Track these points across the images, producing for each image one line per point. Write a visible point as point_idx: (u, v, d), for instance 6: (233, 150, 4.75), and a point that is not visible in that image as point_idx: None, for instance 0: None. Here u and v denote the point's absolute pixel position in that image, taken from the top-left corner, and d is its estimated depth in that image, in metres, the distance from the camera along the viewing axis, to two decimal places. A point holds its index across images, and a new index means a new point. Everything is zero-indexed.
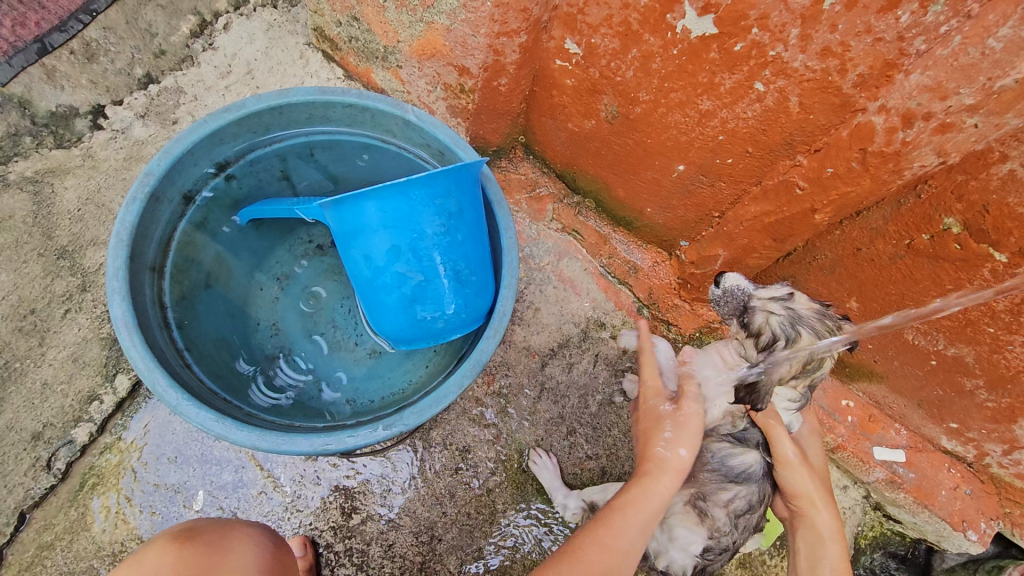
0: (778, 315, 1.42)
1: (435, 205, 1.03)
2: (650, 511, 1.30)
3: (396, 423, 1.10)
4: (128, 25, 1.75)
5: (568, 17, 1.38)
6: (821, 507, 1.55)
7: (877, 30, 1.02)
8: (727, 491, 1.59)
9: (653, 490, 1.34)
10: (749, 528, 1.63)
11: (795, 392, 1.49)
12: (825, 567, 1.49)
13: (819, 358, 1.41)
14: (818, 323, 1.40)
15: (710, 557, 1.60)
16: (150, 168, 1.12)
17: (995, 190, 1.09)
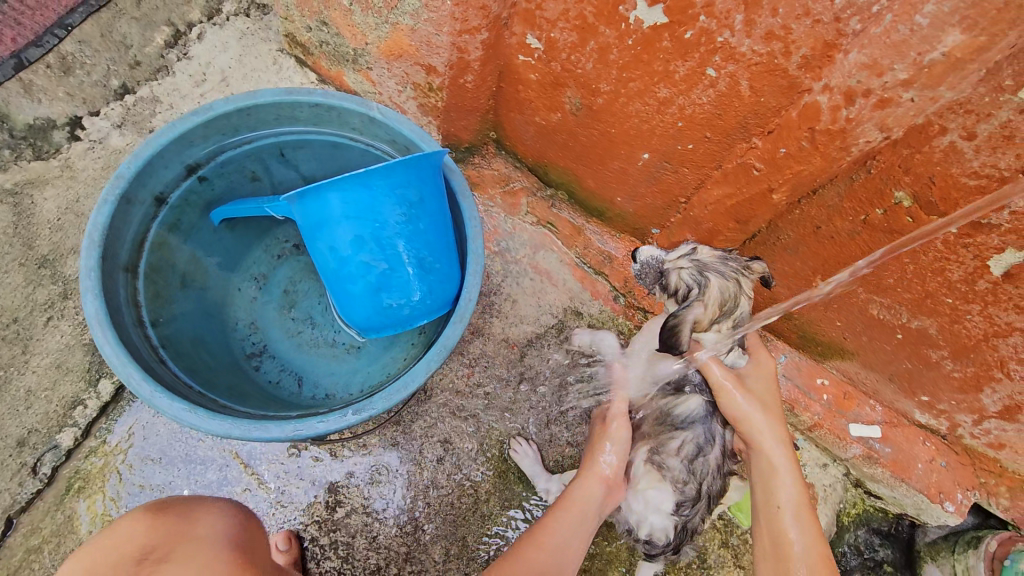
0: (686, 268, 1.57)
1: (396, 195, 1.07)
2: (576, 517, 1.45)
3: (366, 408, 1.14)
4: (102, 37, 1.80)
5: (527, 14, 1.42)
6: (767, 435, 1.45)
7: (814, 12, 1.06)
8: (675, 439, 1.63)
9: (576, 496, 1.50)
10: (713, 470, 1.63)
11: (721, 334, 1.54)
12: (782, 497, 1.37)
13: (732, 297, 1.51)
14: (721, 265, 1.55)
15: (687, 511, 1.61)
16: (120, 171, 1.15)
17: (939, 162, 1.14)
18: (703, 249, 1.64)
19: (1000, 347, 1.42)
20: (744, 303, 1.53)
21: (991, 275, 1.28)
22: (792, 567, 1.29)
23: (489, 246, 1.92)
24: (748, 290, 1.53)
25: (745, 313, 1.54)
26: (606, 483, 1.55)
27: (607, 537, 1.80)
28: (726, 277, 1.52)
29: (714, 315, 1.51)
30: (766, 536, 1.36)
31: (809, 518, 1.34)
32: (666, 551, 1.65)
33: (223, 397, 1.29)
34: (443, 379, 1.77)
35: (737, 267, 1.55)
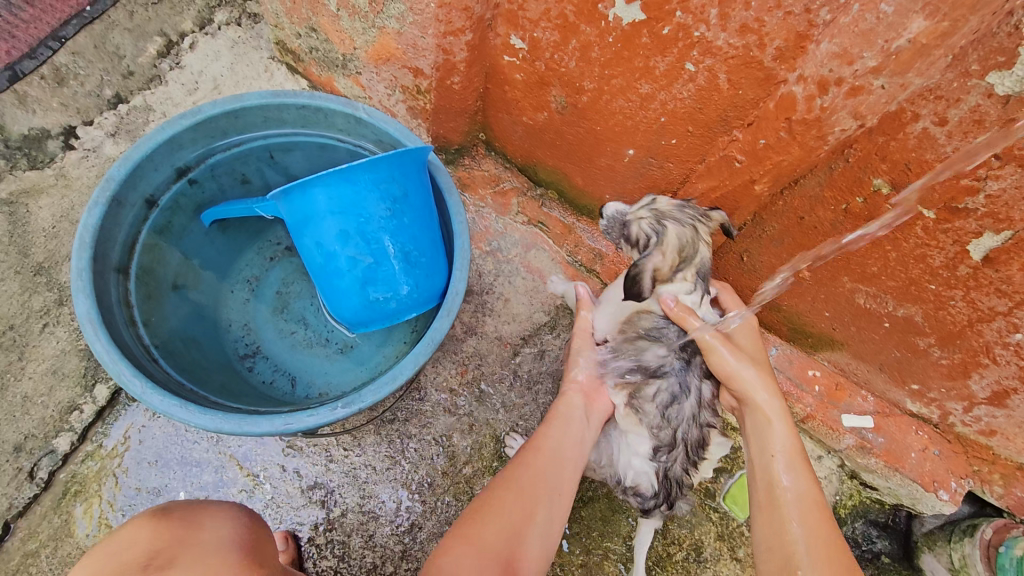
0: (645, 219, 1.65)
1: (379, 190, 1.09)
2: (562, 424, 1.51)
3: (355, 401, 1.15)
4: (96, 48, 1.85)
5: (510, 14, 1.45)
6: (759, 386, 1.42)
7: (785, 4, 1.09)
8: (650, 386, 1.63)
9: (560, 411, 1.56)
10: (688, 418, 1.61)
11: (687, 281, 1.63)
12: (776, 446, 1.34)
13: (690, 243, 1.60)
14: (679, 213, 1.61)
15: (667, 458, 1.59)
16: (110, 173, 1.17)
17: (914, 148, 1.17)
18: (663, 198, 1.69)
19: (985, 332, 1.43)
20: (703, 249, 1.63)
21: (971, 260, 1.30)
22: (786, 513, 1.23)
23: (481, 245, 1.93)
24: (706, 237, 1.60)
25: (706, 258, 1.63)
26: (585, 392, 1.63)
27: (603, 533, 1.76)
28: (683, 224, 1.58)
29: (673, 262, 1.62)
30: (761, 486, 1.31)
31: (803, 464, 1.31)
32: (659, 505, 1.59)
33: (215, 395, 1.31)
34: (437, 378, 1.78)
35: (695, 214, 1.60)
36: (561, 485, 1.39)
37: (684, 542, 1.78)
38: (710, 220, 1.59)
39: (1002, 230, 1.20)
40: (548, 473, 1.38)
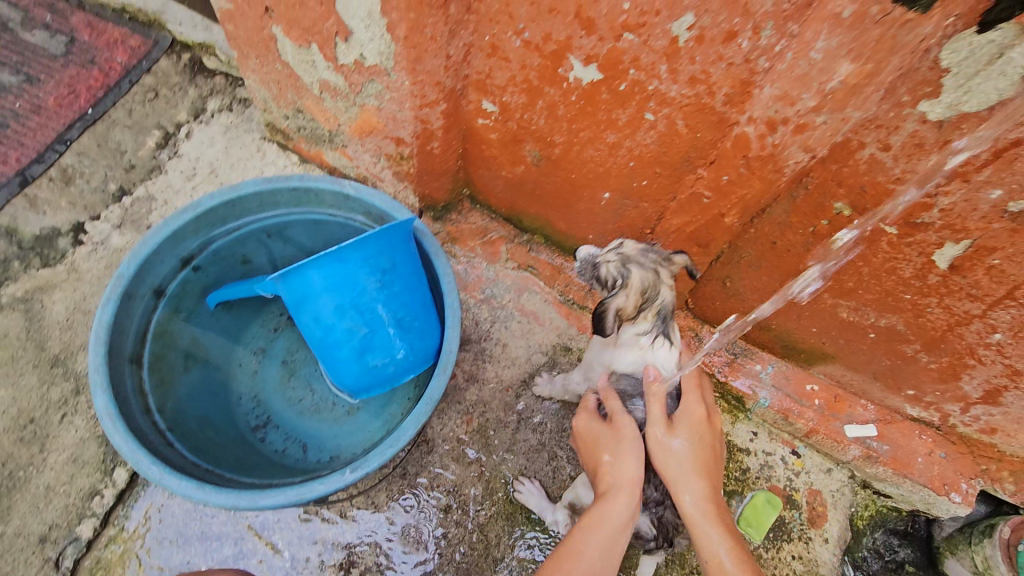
0: (611, 261, 1.62)
1: (369, 265, 1.17)
2: (608, 537, 1.29)
3: (362, 465, 1.21)
4: (99, 147, 2.06)
5: (479, 83, 1.56)
6: (690, 482, 1.37)
7: (726, 56, 1.19)
8: None
9: (606, 512, 1.32)
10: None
11: (647, 321, 1.60)
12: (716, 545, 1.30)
13: (652, 287, 1.57)
14: (642, 258, 1.60)
15: (658, 507, 1.55)
16: (121, 271, 1.26)
17: (865, 172, 1.25)
18: (628, 241, 1.67)
19: (965, 334, 1.50)
20: (666, 292, 1.60)
21: (938, 269, 1.37)
22: None
23: (475, 293, 2.03)
24: (667, 280, 1.59)
25: (668, 302, 1.60)
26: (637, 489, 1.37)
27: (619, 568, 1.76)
28: (646, 268, 1.58)
29: (637, 304, 1.58)
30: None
31: (745, 563, 1.28)
32: (661, 545, 1.56)
33: (231, 472, 1.36)
34: (443, 429, 1.83)
35: (658, 258, 1.61)
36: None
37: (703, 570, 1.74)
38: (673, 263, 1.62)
39: (961, 239, 1.28)
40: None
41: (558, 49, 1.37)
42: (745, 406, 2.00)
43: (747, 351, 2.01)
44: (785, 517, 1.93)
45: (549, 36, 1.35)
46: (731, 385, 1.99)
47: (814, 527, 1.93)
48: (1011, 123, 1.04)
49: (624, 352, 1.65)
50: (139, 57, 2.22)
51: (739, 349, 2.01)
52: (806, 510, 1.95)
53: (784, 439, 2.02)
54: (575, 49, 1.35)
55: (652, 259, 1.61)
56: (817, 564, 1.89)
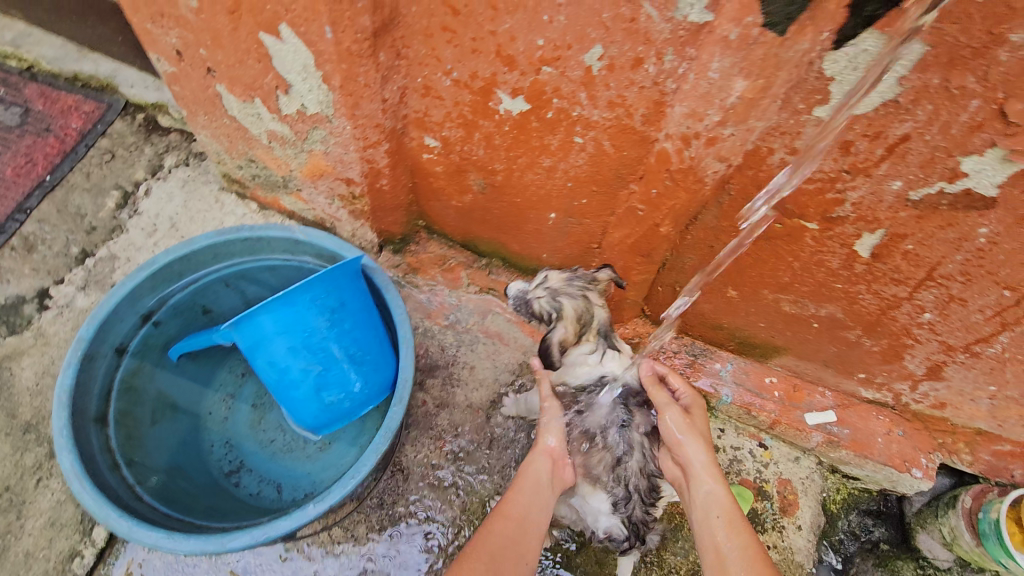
0: (541, 296, 1.77)
1: (317, 306, 1.22)
2: (532, 492, 1.51)
3: (324, 498, 1.25)
4: (59, 213, 2.10)
5: (419, 121, 1.64)
6: (698, 450, 1.51)
7: (637, 81, 1.27)
8: (592, 451, 1.65)
9: (530, 473, 1.56)
10: (636, 471, 1.62)
11: (589, 342, 1.72)
12: (714, 507, 1.41)
13: (585, 310, 1.72)
14: (569, 287, 1.75)
15: (628, 507, 1.61)
16: (80, 334, 1.30)
17: (779, 175, 1.34)
18: (553, 274, 1.82)
19: (899, 316, 1.58)
20: (599, 312, 1.75)
21: (861, 258, 1.45)
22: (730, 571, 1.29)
23: (439, 320, 2.09)
24: (598, 300, 1.74)
25: (603, 320, 1.74)
26: (553, 458, 1.61)
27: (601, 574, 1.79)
28: (576, 297, 1.73)
29: (576, 331, 1.71)
30: (710, 554, 1.35)
31: (742, 525, 1.36)
32: (634, 544, 1.61)
33: (202, 518, 1.39)
34: (417, 456, 1.87)
35: (584, 283, 1.76)
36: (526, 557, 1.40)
37: (682, 569, 1.78)
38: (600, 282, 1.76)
39: (875, 229, 1.36)
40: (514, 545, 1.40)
41: (486, 85, 1.45)
42: (710, 404, 2.07)
43: (706, 351, 2.08)
44: (758, 509, 1.99)
45: (476, 74, 1.43)
46: (693, 385, 2.06)
47: (787, 516, 2.00)
48: (896, 121, 1.12)
49: (575, 370, 1.72)
50: (93, 121, 2.28)
51: (698, 350, 2.08)
52: (777, 500, 2.01)
53: (750, 433, 2.09)
54: (501, 84, 1.43)
55: (578, 285, 1.76)
56: (791, 551, 1.97)
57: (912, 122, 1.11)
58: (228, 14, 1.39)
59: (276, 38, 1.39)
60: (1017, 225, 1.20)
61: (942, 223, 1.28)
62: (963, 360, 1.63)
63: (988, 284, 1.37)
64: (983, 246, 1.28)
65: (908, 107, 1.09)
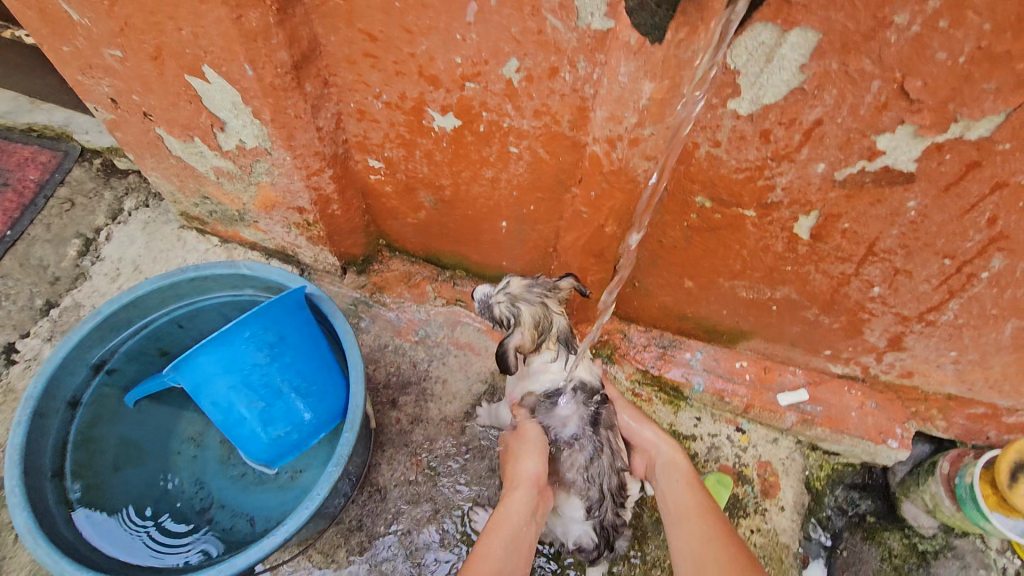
0: (501, 302, 1.80)
1: (256, 341, 1.29)
2: (512, 530, 1.42)
3: (277, 533, 1.31)
4: (22, 267, 2.12)
5: (359, 145, 1.64)
6: (651, 431, 1.75)
7: (557, 89, 1.29)
8: (567, 457, 1.70)
9: (509, 508, 1.48)
10: (608, 469, 1.68)
11: (551, 349, 1.80)
12: (672, 471, 1.63)
13: (543, 318, 1.76)
14: (529, 294, 1.78)
15: (600, 511, 1.65)
16: (29, 391, 1.38)
17: (709, 168, 1.36)
18: (514, 278, 1.85)
19: (851, 293, 1.59)
20: (558, 319, 1.80)
21: (803, 240, 1.46)
22: (695, 521, 1.46)
23: (408, 337, 2.09)
24: (557, 308, 1.79)
25: (562, 326, 1.79)
26: (534, 485, 1.56)
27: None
28: (534, 303, 1.76)
29: (534, 337, 1.77)
30: (671, 508, 1.53)
31: (695, 484, 1.58)
32: (604, 551, 1.66)
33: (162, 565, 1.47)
34: (394, 474, 1.89)
35: (544, 290, 1.79)
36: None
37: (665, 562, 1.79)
38: (563, 290, 1.78)
39: (810, 210, 1.37)
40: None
41: (415, 105, 1.46)
42: (684, 394, 2.08)
43: (675, 341, 2.09)
44: (738, 493, 1.99)
45: (403, 95, 1.44)
46: (665, 377, 2.07)
47: (769, 498, 1.99)
48: (807, 107, 1.14)
49: (539, 376, 1.81)
50: (51, 171, 2.29)
51: (667, 341, 2.10)
52: (758, 483, 2.01)
53: (727, 418, 2.09)
54: (429, 103, 1.44)
55: (539, 292, 1.79)
56: (776, 532, 1.96)
57: (821, 107, 1.13)
58: (152, 60, 1.40)
59: (203, 79, 1.41)
60: (942, 196, 1.22)
61: (872, 200, 1.29)
62: (920, 330, 1.63)
63: (928, 255, 1.38)
64: (915, 219, 1.30)
65: (815, 93, 1.11)
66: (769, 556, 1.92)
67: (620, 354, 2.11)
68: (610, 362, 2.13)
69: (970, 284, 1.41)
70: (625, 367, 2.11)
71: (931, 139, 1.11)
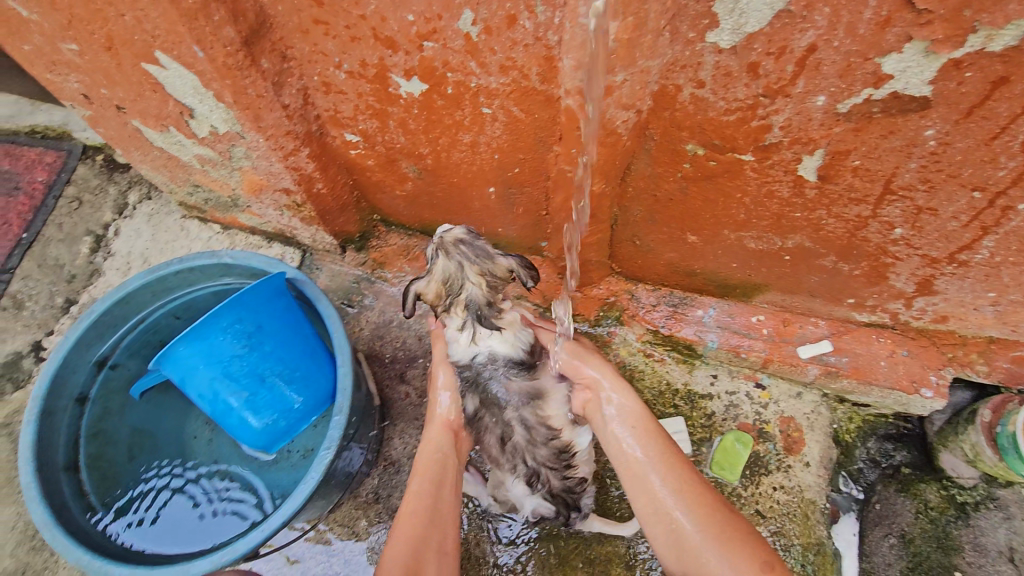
0: (432, 245, 1.75)
1: (232, 331, 1.38)
2: (434, 472, 1.49)
3: (275, 519, 1.33)
4: (40, 267, 2.19)
5: (332, 119, 1.58)
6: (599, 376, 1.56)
7: (520, 40, 1.18)
8: (483, 433, 1.68)
9: (427, 449, 1.55)
10: (526, 445, 1.64)
11: (457, 314, 1.72)
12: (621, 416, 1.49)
13: (453, 278, 1.70)
14: (452, 250, 1.70)
15: (541, 483, 1.64)
16: (34, 392, 1.42)
17: (696, 111, 1.23)
18: (459, 229, 1.77)
19: (870, 236, 1.44)
20: (471, 288, 1.69)
21: (810, 182, 1.32)
22: (651, 475, 1.38)
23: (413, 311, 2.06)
24: (472, 276, 1.69)
25: (471, 295, 1.69)
26: (450, 426, 1.64)
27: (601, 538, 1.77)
28: (450, 258, 1.70)
29: (440, 292, 1.72)
30: (626, 463, 1.43)
31: (647, 424, 1.46)
32: (569, 514, 1.66)
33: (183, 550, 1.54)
34: (406, 447, 1.90)
35: (470, 253, 1.70)
36: (448, 539, 1.39)
37: None
38: (494, 263, 1.70)
39: (814, 149, 1.23)
40: (434, 526, 1.39)
41: (378, 72, 1.37)
42: (697, 352, 1.99)
43: (686, 299, 2.00)
44: (759, 451, 1.90)
45: (365, 63, 1.35)
46: (677, 336, 1.98)
47: (792, 455, 1.89)
48: (797, 32, 1.00)
49: (448, 342, 1.74)
50: (57, 171, 2.34)
51: (677, 299, 2.01)
52: (780, 440, 1.91)
53: (745, 374, 1.99)
54: (391, 68, 1.35)
55: (466, 253, 1.71)
56: (800, 489, 1.85)
57: (813, 30, 0.99)
58: (106, 50, 1.36)
59: (159, 65, 1.37)
60: (966, 120, 1.06)
61: (883, 131, 1.13)
62: (952, 272, 1.46)
63: (954, 188, 1.22)
64: (935, 149, 1.14)
65: (804, 15, 0.97)
66: (792, 514, 1.82)
67: (629, 315, 2.03)
68: (619, 324, 2.05)
69: (1005, 218, 1.25)
70: (634, 328, 2.03)
71: (947, 57, 0.96)
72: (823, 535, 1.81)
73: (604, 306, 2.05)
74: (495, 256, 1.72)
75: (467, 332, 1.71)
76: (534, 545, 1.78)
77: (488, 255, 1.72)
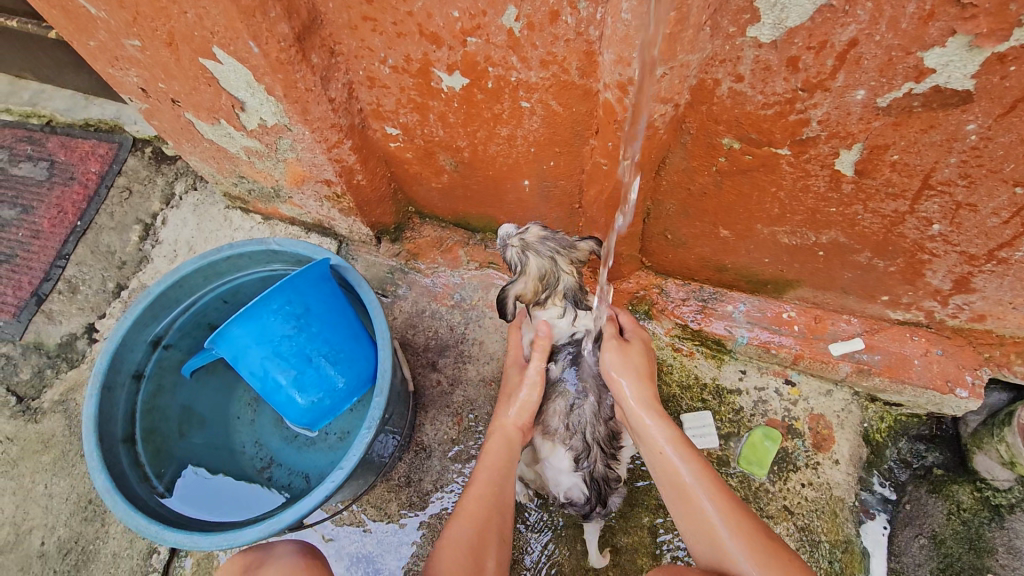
0: (513, 247, 1.78)
1: (283, 312, 1.45)
2: (501, 460, 1.54)
3: (321, 488, 1.40)
4: (93, 253, 2.30)
5: (375, 112, 1.64)
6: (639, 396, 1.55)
7: (561, 34, 1.22)
8: (552, 402, 1.72)
9: (494, 437, 1.61)
10: (591, 418, 1.69)
11: (556, 306, 1.79)
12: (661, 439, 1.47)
13: (548, 273, 1.76)
14: (540, 245, 1.76)
15: (589, 462, 1.65)
16: (96, 368, 1.51)
17: (733, 105, 1.25)
18: (529, 227, 1.83)
19: (907, 232, 1.44)
20: (566, 277, 1.78)
21: (847, 177, 1.33)
22: (696, 500, 1.34)
23: (445, 302, 2.11)
24: (565, 266, 1.77)
25: (568, 285, 1.78)
26: (522, 429, 1.63)
27: (626, 528, 1.79)
28: (543, 256, 1.75)
29: (537, 289, 1.77)
30: (670, 488, 1.40)
31: (688, 449, 1.44)
32: (595, 507, 1.65)
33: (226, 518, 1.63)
34: (437, 433, 1.95)
35: (557, 245, 1.77)
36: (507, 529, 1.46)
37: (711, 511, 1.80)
38: (579, 250, 1.78)
39: (852, 144, 1.24)
40: (496, 510, 1.45)
41: (422, 66, 1.42)
42: (727, 348, 2.00)
43: (716, 294, 2.01)
44: (788, 448, 1.90)
45: (409, 57, 1.40)
46: (707, 331, 2.00)
47: (821, 452, 1.89)
48: (837, 26, 1.02)
49: (545, 331, 1.80)
50: (110, 162, 2.45)
51: (708, 294, 2.02)
52: (810, 437, 1.91)
53: (775, 370, 1.99)
54: (435, 63, 1.40)
55: (552, 246, 1.77)
56: (829, 486, 1.85)
57: (854, 25, 1.00)
58: (167, 45, 1.44)
59: (215, 60, 1.44)
60: (1008, 115, 1.06)
61: (923, 126, 1.14)
62: (992, 270, 1.45)
63: (994, 184, 1.22)
64: (976, 144, 1.14)
65: (846, 9, 0.99)
66: (821, 510, 1.82)
67: (658, 310, 2.05)
68: (648, 318, 2.07)
69: None
70: (663, 323, 2.05)
71: (990, 50, 0.96)
72: (852, 533, 1.81)
73: (632, 300, 2.07)
74: (576, 242, 1.79)
75: (569, 319, 1.79)
76: (562, 532, 1.81)
77: (570, 243, 1.80)
